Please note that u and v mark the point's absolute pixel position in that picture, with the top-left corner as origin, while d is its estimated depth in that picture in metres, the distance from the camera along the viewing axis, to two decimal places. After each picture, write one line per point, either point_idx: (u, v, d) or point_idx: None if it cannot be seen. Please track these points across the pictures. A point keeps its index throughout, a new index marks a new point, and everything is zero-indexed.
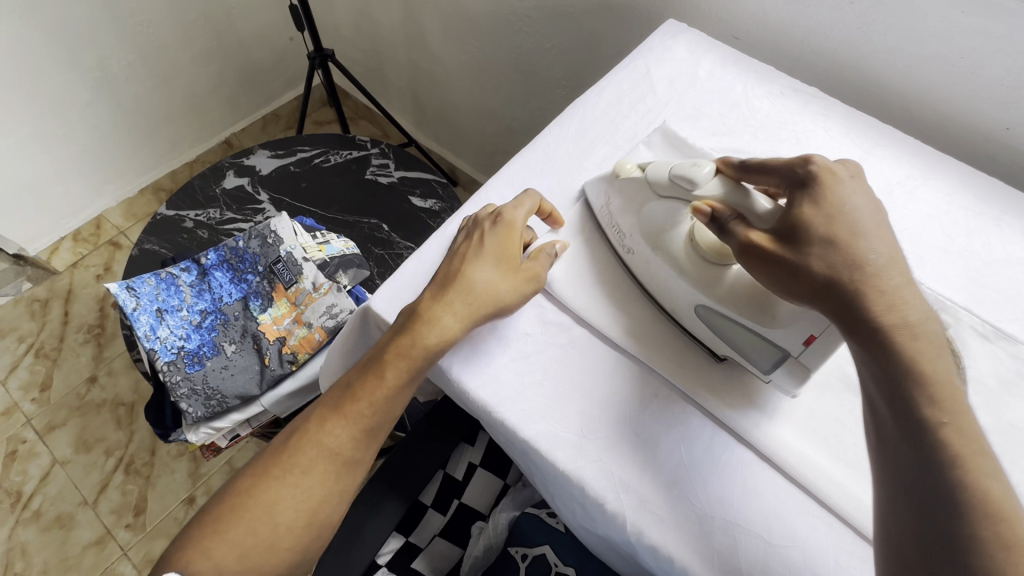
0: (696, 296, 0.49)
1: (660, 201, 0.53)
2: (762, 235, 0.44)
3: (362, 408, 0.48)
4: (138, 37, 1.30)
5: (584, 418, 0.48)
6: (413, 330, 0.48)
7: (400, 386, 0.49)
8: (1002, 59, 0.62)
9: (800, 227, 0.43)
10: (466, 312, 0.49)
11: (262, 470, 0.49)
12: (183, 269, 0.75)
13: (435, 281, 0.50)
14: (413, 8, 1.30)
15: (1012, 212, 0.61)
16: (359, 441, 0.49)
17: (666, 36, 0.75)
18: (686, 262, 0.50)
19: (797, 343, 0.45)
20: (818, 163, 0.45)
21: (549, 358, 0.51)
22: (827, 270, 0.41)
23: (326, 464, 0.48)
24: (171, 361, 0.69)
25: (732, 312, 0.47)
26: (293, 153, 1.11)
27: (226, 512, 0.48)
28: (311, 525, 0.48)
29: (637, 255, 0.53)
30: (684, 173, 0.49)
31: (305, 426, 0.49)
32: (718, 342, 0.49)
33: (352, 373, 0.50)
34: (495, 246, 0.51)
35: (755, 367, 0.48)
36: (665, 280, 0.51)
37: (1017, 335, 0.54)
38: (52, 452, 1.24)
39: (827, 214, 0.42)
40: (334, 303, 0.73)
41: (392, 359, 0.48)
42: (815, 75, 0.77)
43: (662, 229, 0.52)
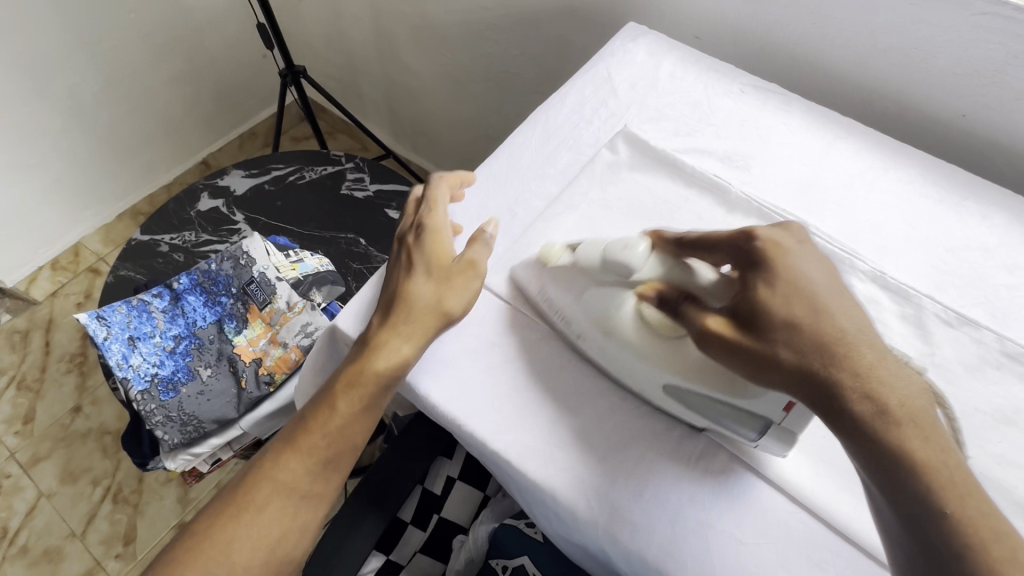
0: (661, 376, 0.46)
1: (596, 287, 0.49)
2: (718, 319, 0.42)
3: (317, 440, 0.49)
4: (110, 63, 1.29)
5: (552, 425, 0.48)
6: (365, 359, 0.49)
7: (354, 415, 0.49)
8: (953, 48, 0.63)
9: (761, 313, 0.40)
10: (415, 328, 0.49)
11: (219, 510, 0.48)
12: (154, 295, 0.74)
13: (381, 306, 0.51)
14: (383, 21, 1.30)
15: (972, 198, 0.62)
16: (315, 473, 0.49)
17: (627, 39, 0.76)
18: (648, 349, 0.46)
19: (777, 409, 0.43)
20: (760, 239, 0.43)
21: (517, 369, 0.51)
22: (797, 357, 0.39)
23: (282, 500, 0.48)
24: (145, 390, 0.68)
25: (702, 389, 0.44)
26: (268, 172, 1.11)
27: (185, 555, 0.47)
28: (273, 561, 0.48)
29: (592, 340, 0.49)
30: (617, 257, 0.47)
31: (260, 465, 0.49)
32: (699, 417, 0.46)
33: (308, 407, 0.51)
34: (426, 258, 0.51)
35: (739, 436, 0.46)
36: (623, 361, 0.48)
37: (981, 320, 0.54)
38: (37, 485, 1.23)
39: (784, 290, 0.41)
40: (309, 322, 0.73)
41: (347, 389, 0.49)
42: (775, 72, 0.78)
43: (606, 315, 0.48)
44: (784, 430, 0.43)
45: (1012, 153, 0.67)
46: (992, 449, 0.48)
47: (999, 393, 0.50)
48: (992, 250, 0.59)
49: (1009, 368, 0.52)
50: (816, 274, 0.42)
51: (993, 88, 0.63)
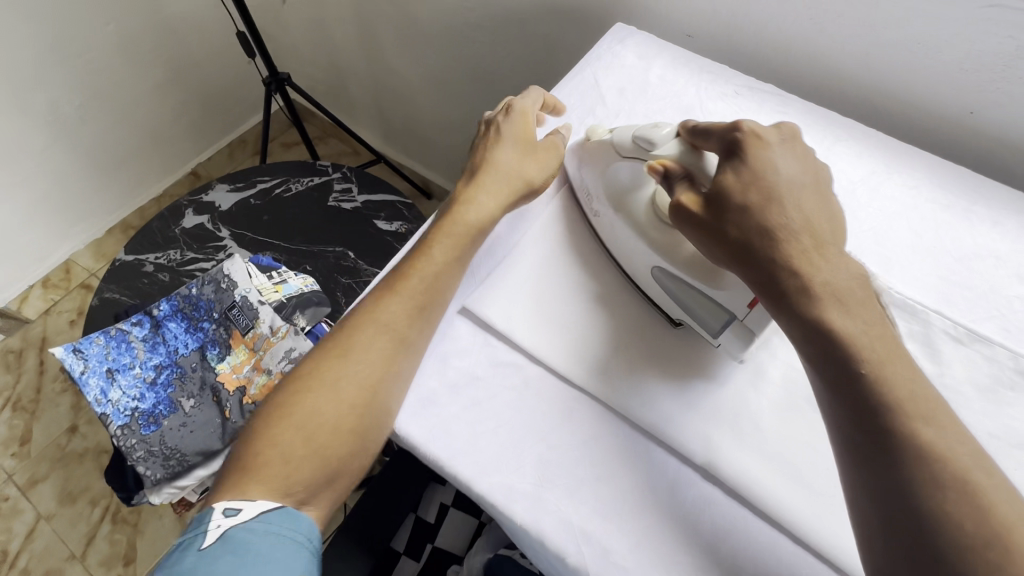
0: (650, 256, 0.50)
1: (625, 161, 0.54)
2: (688, 194, 0.46)
3: (413, 287, 0.49)
4: (91, 77, 1.26)
5: (541, 465, 0.45)
6: (454, 213, 0.52)
7: (446, 265, 0.50)
8: (960, 43, 0.59)
9: (723, 193, 0.44)
10: (500, 191, 0.53)
11: (322, 349, 0.47)
12: (134, 324, 0.72)
13: (466, 172, 0.56)
14: (368, 23, 1.26)
15: (981, 202, 0.59)
16: (414, 318, 0.48)
17: (615, 42, 0.72)
18: (641, 218, 0.52)
19: (742, 304, 0.46)
20: (745, 130, 0.46)
21: (502, 404, 0.47)
22: (741, 234, 0.43)
23: (384, 339, 0.47)
24: (125, 425, 0.66)
25: (683, 274, 0.49)
26: (253, 185, 1.09)
27: (286, 400, 0.45)
28: (371, 405, 0.45)
29: (603, 216, 0.54)
30: (644, 135, 0.52)
31: (357, 316, 0.48)
32: (673, 306, 0.50)
33: (400, 262, 0.51)
34: (510, 133, 0.56)
35: (704, 331, 0.48)
36: (624, 238, 0.52)
37: (993, 336, 0.51)
38: (36, 507, 1.22)
39: (749, 176, 0.44)
40: (292, 347, 0.71)
41: (439, 240, 0.51)
42: (770, 70, 0.74)
43: (627, 189, 0.54)
44: (743, 327, 0.46)
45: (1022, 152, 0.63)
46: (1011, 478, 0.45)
47: (1015, 415, 0.48)
48: (1004, 258, 0.56)
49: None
50: (792, 173, 0.44)
51: (1003, 84, 0.60)
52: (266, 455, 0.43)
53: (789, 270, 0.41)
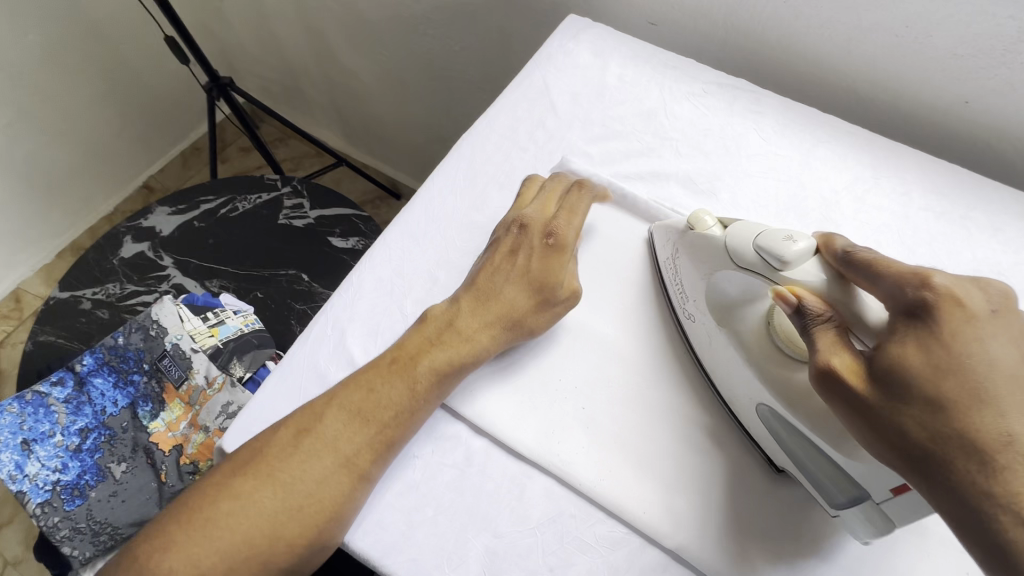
0: (763, 393, 0.40)
1: (738, 274, 0.43)
2: (845, 357, 0.34)
3: (386, 414, 0.41)
4: (15, 93, 1.16)
5: (487, 558, 0.39)
6: (445, 342, 0.43)
7: (429, 396, 0.42)
8: (952, 26, 0.52)
9: (896, 369, 0.32)
10: (503, 335, 0.44)
11: (266, 467, 0.39)
12: (54, 384, 0.65)
13: (469, 290, 0.46)
14: (312, 17, 1.16)
15: (979, 207, 0.53)
16: (378, 452, 0.40)
17: (566, 38, 0.64)
18: (750, 340, 0.42)
19: (882, 488, 0.34)
20: (940, 289, 0.32)
21: (442, 486, 0.42)
22: (923, 432, 0.30)
23: (340, 475, 0.39)
24: (45, 501, 0.60)
25: (803, 426, 0.38)
26: (196, 206, 1.01)
27: (215, 515, 0.38)
28: (309, 545, 0.38)
29: (700, 325, 0.45)
30: (771, 245, 0.39)
31: (319, 428, 0.40)
32: (782, 456, 0.41)
33: (374, 372, 0.42)
34: (543, 273, 0.46)
35: (823, 496, 0.39)
36: (724, 359, 0.43)
37: None
38: (3, 553, 1.17)
39: (942, 354, 0.31)
40: (229, 400, 0.65)
41: (425, 363, 0.42)
42: (742, 60, 0.67)
43: (734, 307, 0.43)
44: (877, 512, 0.35)
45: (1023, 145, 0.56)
46: None
47: None
48: (1005, 273, 0.50)
49: None
50: (1013, 364, 0.31)
51: (1002, 71, 0.53)
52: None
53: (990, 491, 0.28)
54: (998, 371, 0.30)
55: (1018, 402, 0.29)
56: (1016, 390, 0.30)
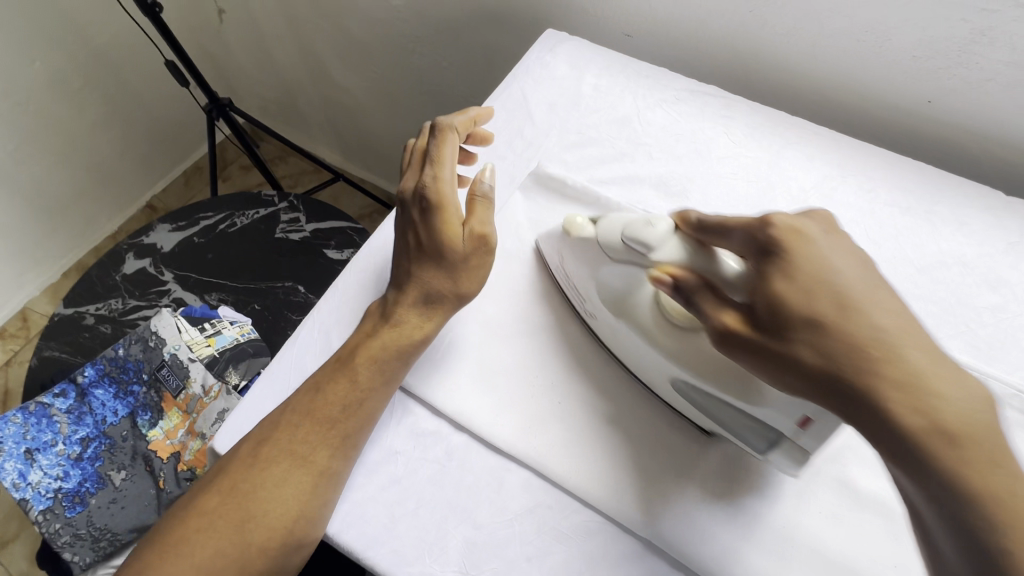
0: (674, 369, 0.42)
1: (617, 265, 0.45)
2: (732, 316, 0.37)
3: (334, 409, 0.43)
4: (23, 119, 1.20)
5: (467, 548, 0.41)
6: (382, 334, 0.45)
7: (375, 381, 0.44)
8: (910, 29, 0.54)
9: (779, 309, 0.35)
10: (428, 310, 0.45)
11: (230, 481, 0.40)
12: (56, 395, 0.67)
13: (392, 283, 0.47)
14: (307, 39, 1.20)
15: (943, 201, 0.55)
16: (336, 447, 0.42)
17: (544, 51, 0.67)
18: (650, 328, 0.43)
19: (791, 424, 0.38)
20: (778, 224, 0.37)
21: (423, 480, 0.43)
22: (815, 362, 0.33)
23: (301, 475, 0.41)
24: (47, 509, 0.62)
25: (717, 391, 0.40)
26: (195, 223, 1.04)
27: (187, 531, 0.39)
28: (284, 546, 0.40)
29: (602, 321, 0.46)
30: (638, 237, 0.41)
31: (275, 437, 0.42)
32: (708, 422, 0.43)
33: (320, 374, 0.44)
34: (435, 238, 0.45)
35: (749, 446, 0.42)
36: (632, 346, 0.45)
37: (961, 356, 0.47)
38: (8, 569, 1.18)
39: (803, 283, 0.34)
40: (224, 407, 0.66)
41: (364, 352, 0.44)
42: (714, 68, 0.69)
43: (622, 295, 0.45)
44: (796, 447, 0.39)
45: (985, 141, 0.58)
46: None
47: None
48: (970, 263, 0.51)
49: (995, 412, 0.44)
50: (849, 268, 0.35)
51: (960, 70, 0.55)
52: None
53: (906, 406, 0.31)
54: (848, 279, 0.34)
55: (875, 304, 0.33)
56: (875, 295, 0.34)
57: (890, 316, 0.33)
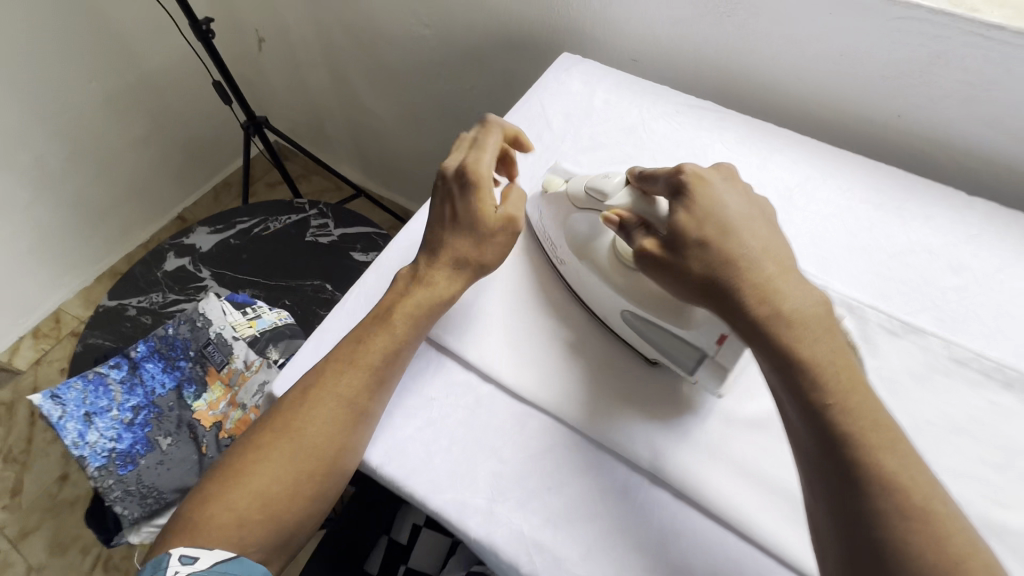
0: (620, 300, 0.50)
1: (580, 213, 0.54)
2: (652, 240, 0.45)
3: (374, 358, 0.48)
4: (74, 132, 1.31)
5: (493, 479, 0.46)
6: (415, 294, 0.51)
7: (410, 335, 0.50)
8: (877, 52, 0.63)
9: (678, 230, 0.44)
10: (456, 273, 0.52)
11: (280, 421, 0.46)
12: (112, 366, 0.74)
13: (423, 248, 0.53)
14: (339, 65, 1.31)
15: (912, 200, 0.62)
16: (374, 390, 0.48)
17: (560, 71, 0.76)
18: (605, 266, 0.51)
19: (710, 341, 0.46)
20: (689, 170, 0.46)
21: (456, 422, 0.49)
22: (705, 271, 0.42)
23: (344, 412, 0.46)
24: (102, 466, 0.68)
25: (652, 315, 0.48)
26: (232, 226, 1.12)
27: (245, 464, 0.44)
28: (330, 473, 0.45)
29: (569, 266, 0.54)
30: (597, 186, 0.52)
31: (320, 382, 0.47)
32: (648, 347, 0.50)
33: (357, 332, 0.50)
34: (472, 211, 0.51)
35: (680, 369, 0.48)
36: (593, 286, 0.52)
37: (928, 326, 0.53)
38: (27, 559, 1.21)
39: (700, 215, 0.44)
40: (265, 380, 0.72)
41: (402, 308, 0.50)
42: (711, 87, 0.78)
43: (587, 239, 0.53)
44: (715, 362, 0.46)
45: (949, 150, 0.66)
46: (946, 462, 0.47)
47: (948, 401, 0.49)
48: (936, 251, 0.58)
49: (958, 373, 0.50)
50: (741, 209, 0.45)
51: (922, 89, 0.63)
52: (220, 520, 0.42)
53: (757, 298, 0.40)
54: (731, 211, 0.44)
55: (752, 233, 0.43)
56: (750, 224, 0.44)
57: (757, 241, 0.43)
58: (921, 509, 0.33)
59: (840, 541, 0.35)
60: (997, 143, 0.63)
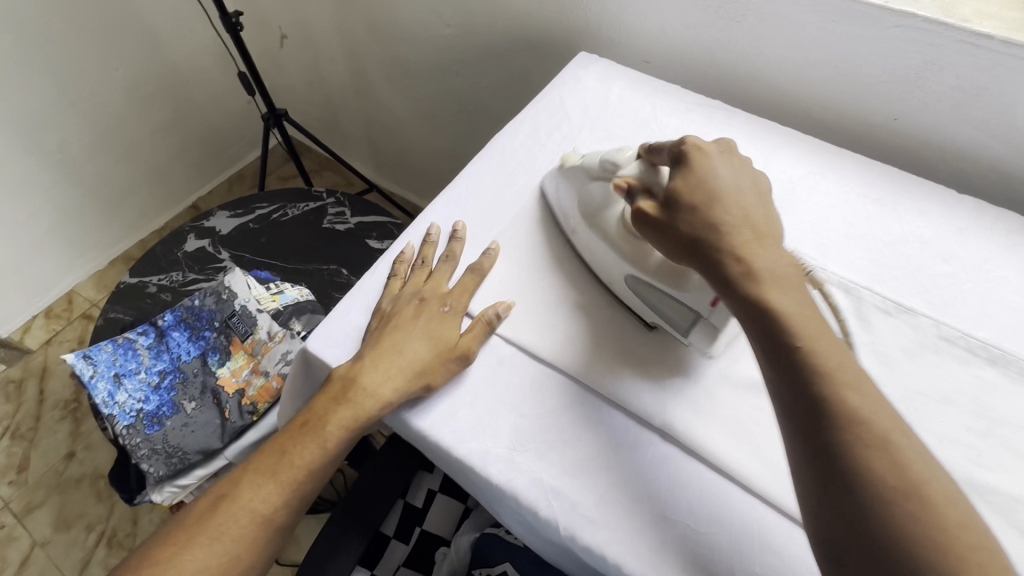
0: (626, 266, 0.54)
1: (597, 183, 0.58)
2: (648, 202, 0.49)
3: (296, 473, 0.49)
4: (98, 118, 1.35)
5: (514, 431, 0.50)
6: (352, 404, 0.50)
7: (336, 450, 0.50)
8: (875, 58, 0.68)
9: (674, 194, 0.48)
10: (404, 390, 0.51)
11: (198, 521, 0.48)
12: (141, 333, 0.77)
13: (374, 350, 0.52)
14: (359, 63, 1.36)
15: (907, 196, 0.66)
16: (290, 506, 0.49)
17: (579, 68, 0.81)
18: (614, 232, 0.55)
19: (704, 304, 0.49)
20: (689, 143, 0.51)
21: (479, 379, 0.53)
22: (692, 232, 0.46)
23: (257, 525, 0.48)
24: (130, 425, 0.71)
25: (654, 279, 0.52)
26: (252, 211, 1.16)
27: (164, 560, 0.46)
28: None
29: (579, 233, 0.58)
30: (611, 158, 0.57)
31: (240, 489, 0.49)
32: (647, 310, 0.54)
33: (288, 436, 0.51)
34: (438, 336, 0.53)
35: (675, 330, 0.52)
36: (599, 251, 0.56)
37: (919, 308, 0.57)
38: (31, 534, 1.23)
39: (696, 180, 0.48)
40: (289, 350, 0.76)
41: (331, 423, 0.50)
42: (719, 89, 0.83)
43: (599, 208, 0.57)
44: (708, 325, 0.50)
45: (941, 151, 0.71)
46: (932, 429, 0.50)
47: (937, 374, 0.53)
48: (927, 242, 0.63)
49: (946, 350, 0.54)
50: (731, 180, 0.49)
51: (917, 93, 0.68)
52: None
53: (734, 256, 0.44)
54: (720, 181, 0.48)
55: (736, 202, 0.47)
56: (735, 194, 0.48)
57: (742, 213, 0.47)
58: (908, 495, 0.34)
59: (851, 527, 0.35)
60: (984, 145, 0.68)
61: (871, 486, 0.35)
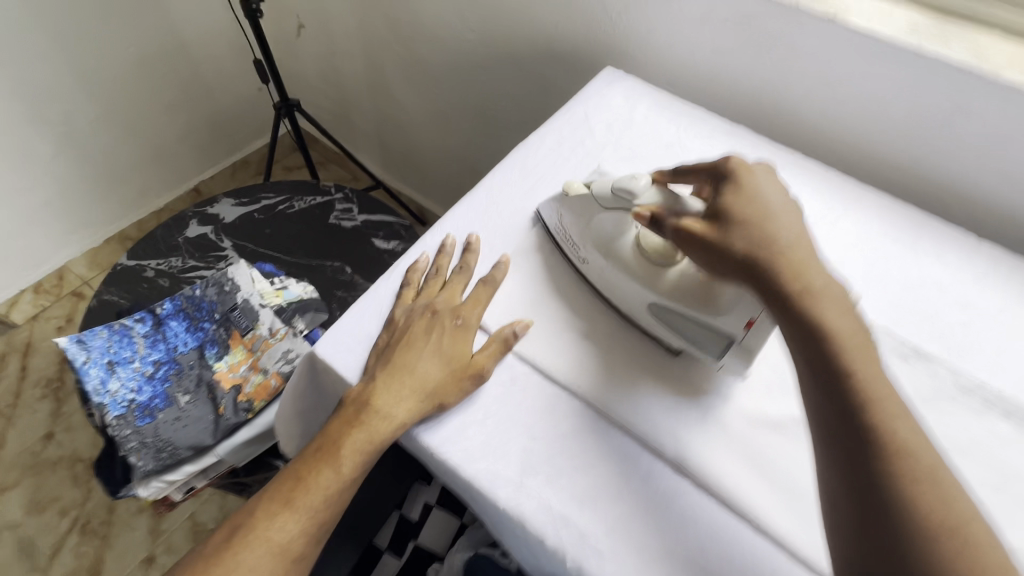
0: (650, 295, 0.52)
1: (607, 212, 0.56)
2: (693, 220, 0.48)
3: (314, 501, 0.47)
4: (104, 92, 1.32)
5: (525, 454, 0.48)
6: (368, 425, 0.48)
7: (352, 474, 0.49)
8: (904, 98, 0.68)
9: (723, 211, 0.47)
10: (419, 408, 0.49)
11: (213, 557, 0.46)
12: (137, 320, 0.76)
13: (387, 367, 0.51)
14: (377, 58, 1.35)
15: (927, 237, 0.66)
16: (309, 536, 0.47)
17: (604, 84, 0.80)
18: (633, 264, 0.53)
19: (739, 325, 0.49)
20: (734, 162, 0.50)
21: (490, 398, 0.51)
22: (746, 249, 0.45)
23: (277, 557, 0.46)
24: (121, 415, 0.69)
25: (681, 305, 0.51)
26: (257, 201, 1.13)
27: None
28: None
29: (591, 263, 0.57)
30: (624, 186, 0.53)
31: (256, 522, 0.47)
32: (673, 336, 0.53)
33: (302, 462, 0.49)
34: (452, 353, 0.52)
35: (706, 356, 0.52)
36: (619, 282, 0.55)
37: (937, 354, 0.57)
38: (2, 516, 1.19)
39: (746, 198, 0.48)
40: (290, 348, 0.74)
41: (346, 447, 0.48)
42: (742, 116, 0.83)
43: (610, 237, 0.55)
44: (741, 344, 0.50)
45: (959, 195, 0.71)
46: None
47: (953, 423, 0.52)
48: (946, 287, 0.62)
49: (963, 399, 0.54)
50: (781, 201, 0.49)
51: (942, 137, 0.68)
52: None
53: (791, 275, 0.44)
54: (770, 200, 0.48)
55: (785, 222, 0.47)
56: (788, 213, 0.48)
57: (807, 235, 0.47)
58: (945, 530, 0.35)
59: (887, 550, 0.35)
60: (1005, 194, 0.68)
61: (901, 515, 0.35)
